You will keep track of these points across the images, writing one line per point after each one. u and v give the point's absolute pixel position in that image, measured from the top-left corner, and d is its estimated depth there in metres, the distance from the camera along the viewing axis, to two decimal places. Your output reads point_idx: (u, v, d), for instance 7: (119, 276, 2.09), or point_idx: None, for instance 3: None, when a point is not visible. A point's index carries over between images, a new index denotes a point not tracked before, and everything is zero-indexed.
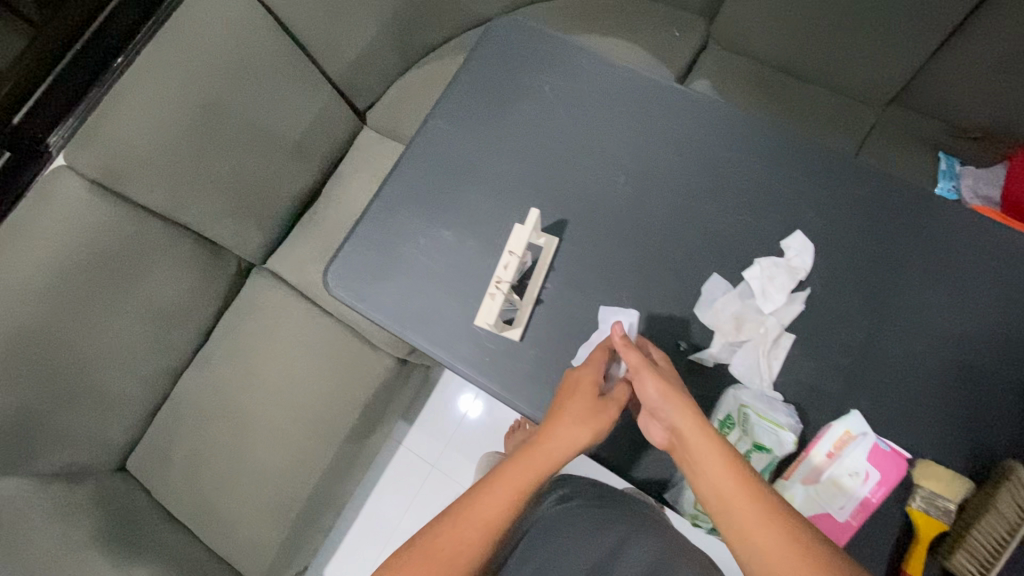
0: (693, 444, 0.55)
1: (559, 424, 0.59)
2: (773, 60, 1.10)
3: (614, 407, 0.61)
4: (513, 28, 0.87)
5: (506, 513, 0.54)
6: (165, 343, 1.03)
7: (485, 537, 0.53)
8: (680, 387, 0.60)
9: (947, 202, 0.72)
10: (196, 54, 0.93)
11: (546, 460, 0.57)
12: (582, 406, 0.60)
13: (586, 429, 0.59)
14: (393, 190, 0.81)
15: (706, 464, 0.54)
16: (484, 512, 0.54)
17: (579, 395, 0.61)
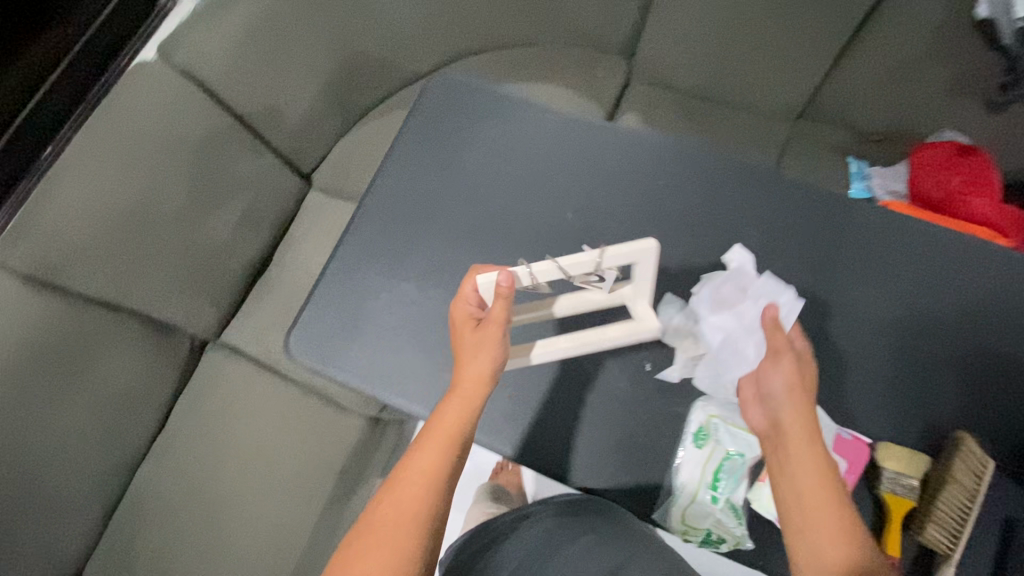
0: (800, 458, 0.56)
1: (462, 365, 0.60)
2: (692, 89, 1.19)
3: (493, 328, 0.60)
4: (448, 84, 0.91)
5: (438, 464, 0.55)
6: (119, 436, 0.97)
7: (426, 492, 0.54)
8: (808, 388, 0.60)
9: (860, 204, 0.80)
10: (133, 136, 0.93)
11: (466, 402, 0.58)
12: (470, 345, 0.61)
13: (484, 357, 0.60)
14: (350, 249, 0.82)
15: (801, 467, 0.55)
16: (422, 465, 0.55)
17: (465, 335, 0.63)
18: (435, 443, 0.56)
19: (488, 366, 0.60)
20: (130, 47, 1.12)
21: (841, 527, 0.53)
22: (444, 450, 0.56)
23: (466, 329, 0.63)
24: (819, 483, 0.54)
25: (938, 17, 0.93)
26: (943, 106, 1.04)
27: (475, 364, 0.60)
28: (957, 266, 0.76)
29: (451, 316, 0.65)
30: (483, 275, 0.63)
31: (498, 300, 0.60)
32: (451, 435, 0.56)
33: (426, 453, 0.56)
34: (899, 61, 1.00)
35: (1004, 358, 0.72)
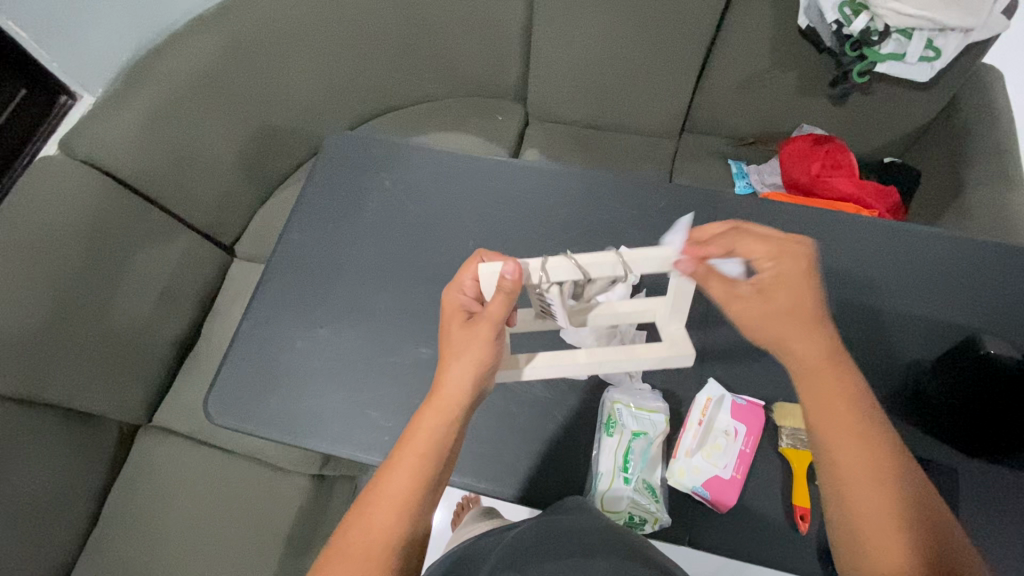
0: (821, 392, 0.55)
1: (444, 368, 0.54)
2: (581, 121, 1.30)
3: (488, 329, 0.54)
4: (345, 141, 0.97)
5: (410, 484, 0.51)
6: (44, 540, 0.92)
7: (398, 513, 0.50)
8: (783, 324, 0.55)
9: (725, 195, 0.89)
10: (41, 230, 0.94)
11: (441, 411, 0.53)
12: (456, 341, 0.55)
13: (466, 361, 0.54)
14: (262, 306, 0.85)
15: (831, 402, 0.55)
16: (392, 492, 0.51)
17: (451, 329, 0.56)
18: (406, 462, 0.52)
19: (469, 373, 0.54)
20: (29, 148, 1.16)
21: (875, 481, 0.52)
22: (420, 470, 0.51)
23: (452, 324, 0.56)
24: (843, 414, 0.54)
25: (771, 32, 1.06)
26: (796, 106, 1.17)
27: (456, 368, 0.54)
28: (814, 237, 0.85)
29: (442, 307, 0.58)
30: (484, 262, 0.54)
31: (496, 296, 0.53)
32: (426, 454, 0.52)
33: (398, 475, 0.51)
34: (749, 74, 1.14)
35: (868, 310, 0.80)
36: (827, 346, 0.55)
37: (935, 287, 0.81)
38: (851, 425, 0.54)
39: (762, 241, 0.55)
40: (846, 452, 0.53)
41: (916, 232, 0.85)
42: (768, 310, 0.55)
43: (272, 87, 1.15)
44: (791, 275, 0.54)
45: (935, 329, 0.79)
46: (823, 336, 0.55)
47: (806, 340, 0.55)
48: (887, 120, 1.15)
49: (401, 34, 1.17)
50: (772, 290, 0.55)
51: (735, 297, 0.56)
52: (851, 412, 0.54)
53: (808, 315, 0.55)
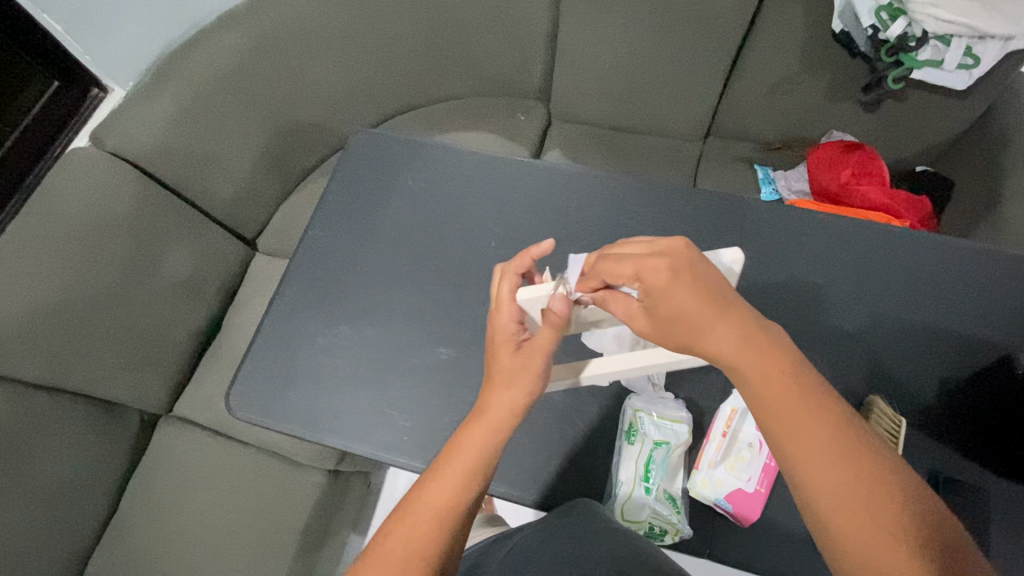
0: (776, 394, 0.46)
1: (494, 390, 0.53)
2: (605, 123, 1.29)
3: (544, 356, 0.53)
4: (369, 138, 0.97)
5: (451, 499, 0.50)
6: (66, 526, 0.94)
7: (438, 528, 0.50)
8: (699, 324, 0.46)
9: (753, 202, 0.87)
10: (69, 221, 0.96)
11: (489, 432, 0.52)
12: (508, 363, 0.53)
13: (517, 386, 0.52)
14: (285, 301, 0.85)
15: (780, 404, 0.46)
16: (429, 508, 0.50)
17: (503, 349, 0.54)
18: (450, 479, 0.51)
19: (522, 399, 0.52)
20: (61, 139, 1.19)
21: (862, 499, 0.44)
22: (463, 489, 0.51)
23: (503, 346, 0.54)
24: (802, 413, 0.46)
25: (803, 36, 1.04)
26: (826, 112, 1.15)
27: (505, 392, 0.53)
28: (844, 247, 0.83)
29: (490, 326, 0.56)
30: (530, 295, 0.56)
31: (545, 326, 0.53)
32: (471, 473, 0.51)
33: (439, 495, 0.51)
34: (778, 78, 1.12)
35: (899, 324, 0.78)
36: (744, 337, 0.45)
37: (971, 303, 0.79)
38: (813, 434, 0.45)
39: (622, 260, 0.48)
40: (821, 475, 0.45)
41: (953, 244, 0.82)
42: (656, 322, 0.48)
43: (299, 84, 1.16)
44: (663, 287, 0.45)
45: (970, 346, 0.77)
46: (739, 327, 0.46)
47: (721, 338, 0.46)
48: (921, 128, 1.12)
49: (425, 31, 1.16)
50: (655, 306, 0.47)
51: (634, 318, 0.50)
52: (811, 421, 0.45)
53: (705, 309, 0.45)
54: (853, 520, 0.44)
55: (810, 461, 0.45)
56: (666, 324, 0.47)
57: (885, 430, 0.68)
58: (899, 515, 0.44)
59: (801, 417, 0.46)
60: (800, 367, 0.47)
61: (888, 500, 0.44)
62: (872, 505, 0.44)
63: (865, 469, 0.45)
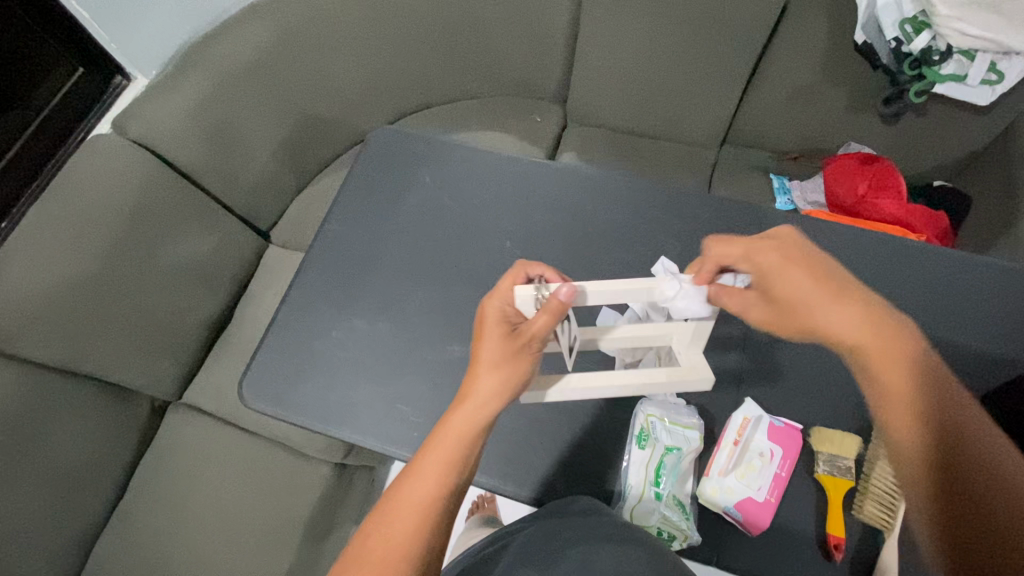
0: (879, 355, 0.52)
1: (475, 377, 0.53)
2: (622, 126, 1.29)
3: (530, 344, 0.54)
4: (388, 134, 0.98)
5: (435, 487, 0.50)
6: (73, 508, 0.95)
7: (421, 518, 0.49)
8: (807, 299, 0.54)
9: (771, 211, 0.87)
10: (89, 205, 0.97)
11: (472, 418, 0.52)
12: (493, 351, 0.54)
13: (503, 374, 0.53)
14: (300, 293, 0.86)
15: (884, 370, 0.52)
16: (408, 502, 0.50)
17: (492, 336, 0.55)
18: (431, 469, 0.50)
19: (504, 385, 0.53)
20: (84, 125, 1.20)
21: (958, 458, 0.47)
22: (446, 477, 0.50)
23: (493, 333, 0.56)
24: (908, 378, 0.52)
25: (824, 46, 1.04)
26: (844, 123, 1.15)
27: (489, 378, 0.53)
28: (861, 259, 0.83)
29: (480, 315, 0.58)
30: (524, 288, 0.58)
31: (542, 313, 0.53)
32: (452, 462, 0.51)
33: (417, 487, 0.50)
34: (799, 88, 1.11)
35: None
36: (866, 317, 0.53)
37: (987, 320, 0.79)
38: (915, 398, 0.51)
39: (732, 244, 0.58)
40: (907, 428, 0.50)
41: (972, 260, 0.82)
42: (776, 301, 0.56)
43: (319, 78, 1.16)
44: (777, 266, 0.55)
45: (984, 363, 0.76)
46: (856, 308, 0.54)
47: (837, 315, 0.53)
48: (940, 142, 1.12)
49: (447, 30, 1.17)
50: (772, 286, 0.56)
51: (756, 305, 0.57)
52: (918, 386, 0.51)
53: (819, 290, 0.54)
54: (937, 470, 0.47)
55: (895, 414, 0.51)
56: (780, 307, 0.56)
57: None
58: (988, 479, 0.45)
59: (896, 379, 0.52)
60: (908, 342, 0.53)
61: (986, 466, 0.46)
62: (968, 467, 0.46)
63: (946, 436, 0.48)
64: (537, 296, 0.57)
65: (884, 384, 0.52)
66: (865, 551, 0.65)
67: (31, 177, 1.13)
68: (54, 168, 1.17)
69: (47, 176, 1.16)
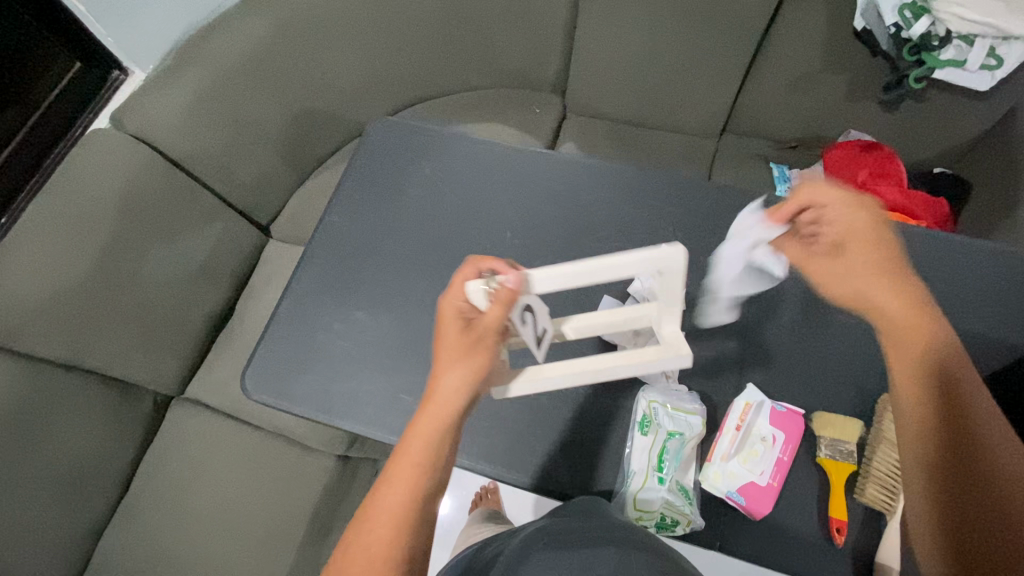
0: (894, 319, 0.55)
1: (436, 378, 0.53)
2: (621, 117, 1.29)
3: (488, 337, 0.53)
4: (387, 126, 0.97)
5: (408, 493, 0.50)
6: (79, 502, 0.95)
7: (398, 526, 0.49)
8: (870, 253, 0.57)
9: (772, 198, 0.87)
10: (89, 200, 0.97)
11: (437, 418, 0.52)
12: (451, 350, 0.53)
13: (462, 371, 0.53)
14: (302, 285, 0.86)
15: (902, 339, 0.55)
16: (387, 507, 0.50)
17: (448, 333, 0.54)
18: (401, 475, 0.51)
19: (465, 382, 0.52)
20: (81, 120, 1.19)
21: (941, 439, 0.52)
22: (418, 482, 0.51)
23: (450, 330, 0.54)
24: (920, 353, 0.54)
25: (824, 34, 1.04)
26: (844, 110, 1.14)
27: (449, 376, 0.53)
28: None
29: (437, 313, 0.56)
30: (473, 283, 0.53)
31: (494, 304, 0.52)
32: (422, 465, 0.51)
33: (392, 490, 0.50)
34: (798, 76, 1.11)
35: None
36: (897, 284, 0.56)
37: (989, 304, 0.79)
38: (921, 375, 0.54)
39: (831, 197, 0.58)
40: (910, 407, 0.54)
41: (973, 245, 0.82)
42: (835, 269, 0.58)
43: (318, 71, 1.16)
44: (849, 230, 0.58)
45: (987, 347, 0.76)
46: (892, 276, 0.56)
47: (876, 284, 0.56)
48: (941, 128, 1.12)
49: (445, 22, 1.16)
50: (848, 251, 0.57)
51: (807, 258, 0.60)
52: (926, 363, 0.54)
53: (869, 258, 0.56)
54: (923, 444, 0.53)
55: (904, 384, 0.54)
56: (817, 264, 0.59)
57: None
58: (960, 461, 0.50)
59: (916, 353, 0.54)
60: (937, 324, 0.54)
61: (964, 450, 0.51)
62: (943, 446, 0.51)
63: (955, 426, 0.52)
64: (487, 289, 0.53)
65: (892, 354, 0.56)
66: (866, 534, 0.65)
67: (32, 173, 1.14)
68: (53, 165, 1.17)
69: (47, 173, 1.16)
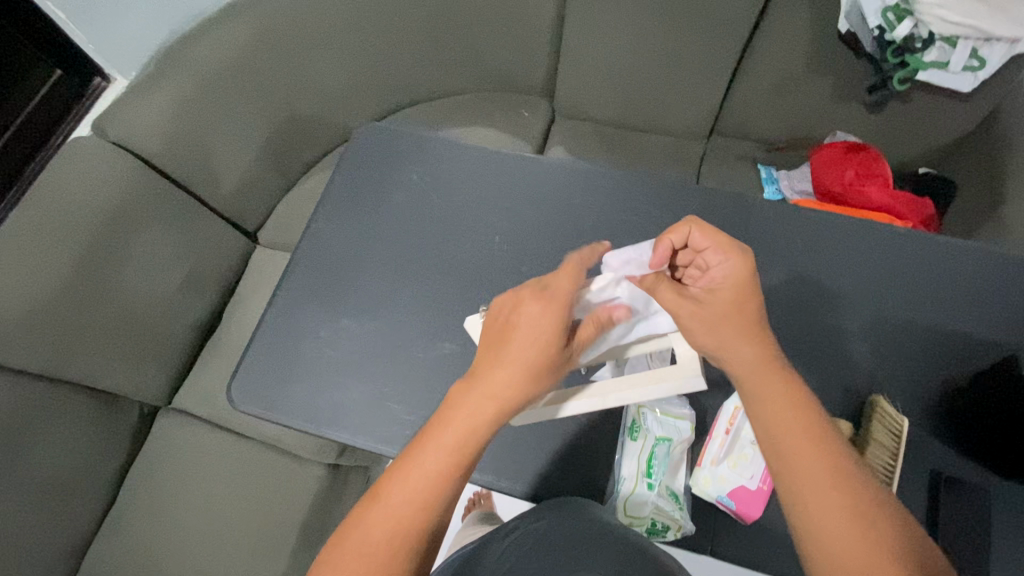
0: (762, 388, 0.50)
1: (500, 366, 0.49)
2: (609, 119, 1.29)
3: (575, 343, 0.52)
4: (374, 131, 0.97)
5: (441, 484, 0.47)
6: (63, 515, 0.93)
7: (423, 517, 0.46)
8: (750, 313, 0.53)
9: (759, 200, 0.87)
10: (70, 209, 0.95)
11: (490, 407, 0.48)
12: (528, 333, 0.50)
13: (538, 370, 0.49)
14: (288, 293, 0.85)
15: (779, 408, 0.50)
16: (411, 491, 0.47)
17: (527, 313, 0.51)
18: (436, 463, 0.47)
19: (534, 383, 0.49)
20: (63, 127, 1.18)
21: (850, 517, 0.46)
22: (452, 476, 0.47)
23: (531, 309, 0.51)
24: (800, 424, 0.49)
25: (809, 36, 1.04)
26: (830, 112, 1.15)
27: (514, 367, 0.49)
28: (849, 246, 0.83)
29: (527, 291, 0.52)
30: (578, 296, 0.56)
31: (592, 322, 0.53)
32: (460, 459, 0.48)
33: (422, 475, 0.47)
34: (784, 78, 1.11)
35: (901, 324, 0.78)
36: (764, 355, 0.52)
37: (974, 304, 0.79)
38: (807, 447, 0.48)
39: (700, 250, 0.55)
40: (810, 485, 0.47)
41: (958, 244, 0.82)
42: (704, 322, 0.53)
43: (303, 76, 1.15)
44: (728, 284, 0.53)
45: (972, 346, 0.77)
46: (760, 343, 0.52)
47: (744, 350, 0.51)
48: (924, 129, 1.13)
49: (431, 26, 1.16)
50: (722, 300, 0.53)
51: (676, 306, 0.55)
52: (814, 433, 0.49)
53: (737, 322, 0.52)
54: (828, 523, 0.46)
55: (793, 456, 0.48)
56: (701, 316, 0.53)
57: (887, 431, 0.69)
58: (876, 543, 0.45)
59: (790, 424, 0.49)
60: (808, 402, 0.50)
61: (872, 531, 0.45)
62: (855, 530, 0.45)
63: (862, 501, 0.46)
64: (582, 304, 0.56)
65: (769, 422, 0.49)
66: None
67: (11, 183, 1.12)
68: (34, 174, 1.15)
69: (27, 182, 1.15)
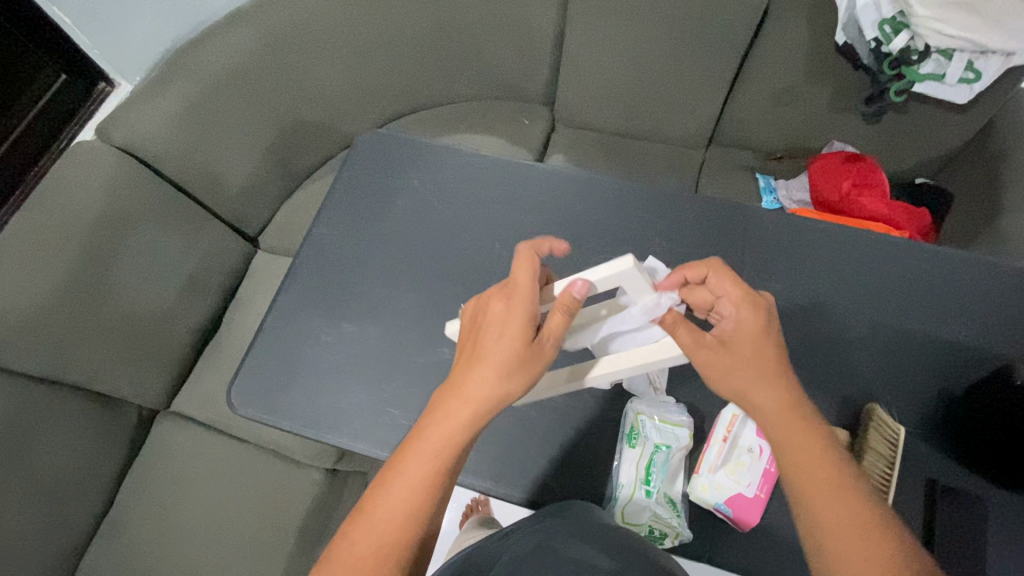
0: (783, 433, 0.51)
1: (472, 372, 0.49)
2: (609, 128, 1.30)
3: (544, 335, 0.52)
4: (376, 137, 0.98)
5: (422, 493, 0.47)
6: (60, 519, 0.93)
7: (406, 526, 0.47)
8: (767, 355, 0.53)
9: (757, 209, 0.88)
10: (73, 213, 0.96)
11: (467, 414, 0.49)
12: (499, 336, 0.50)
13: (508, 369, 0.49)
14: (289, 297, 0.85)
15: (799, 452, 0.50)
16: (394, 504, 0.47)
17: (496, 315, 0.51)
18: (417, 474, 0.48)
19: (507, 382, 0.49)
20: (66, 131, 1.19)
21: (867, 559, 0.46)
22: (433, 484, 0.48)
23: (497, 312, 0.51)
24: (818, 467, 0.50)
25: (807, 47, 1.05)
26: (827, 122, 1.16)
27: (487, 370, 0.49)
28: (846, 255, 0.84)
29: (492, 294, 0.53)
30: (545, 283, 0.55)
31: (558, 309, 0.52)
32: (441, 466, 0.48)
33: (403, 486, 0.48)
34: (782, 88, 1.13)
35: (898, 333, 0.79)
36: (785, 399, 0.52)
37: (970, 314, 0.80)
38: (825, 490, 0.49)
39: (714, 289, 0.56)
40: (827, 526, 0.48)
41: (954, 255, 0.83)
42: (721, 368, 0.53)
43: (306, 83, 1.16)
44: (745, 326, 0.53)
45: (969, 356, 0.77)
46: (780, 388, 0.52)
47: (765, 395, 0.52)
48: (921, 140, 1.14)
49: (433, 35, 1.17)
50: (739, 347, 0.53)
51: (694, 351, 0.55)
52: (834, 477, 0.49)
53: (756, 366, 0.53)
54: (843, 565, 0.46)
55: (811, 498, 0.49)
56: (718, 360, 0.54)
57: (885, 439, 0.70)
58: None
59: (810, 467, 0.50)
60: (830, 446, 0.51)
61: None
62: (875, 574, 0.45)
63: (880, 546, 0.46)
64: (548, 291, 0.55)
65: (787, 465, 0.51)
66: None
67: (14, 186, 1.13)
68: (37, 177, 1.16)
69: (31, 185, 1.15)
